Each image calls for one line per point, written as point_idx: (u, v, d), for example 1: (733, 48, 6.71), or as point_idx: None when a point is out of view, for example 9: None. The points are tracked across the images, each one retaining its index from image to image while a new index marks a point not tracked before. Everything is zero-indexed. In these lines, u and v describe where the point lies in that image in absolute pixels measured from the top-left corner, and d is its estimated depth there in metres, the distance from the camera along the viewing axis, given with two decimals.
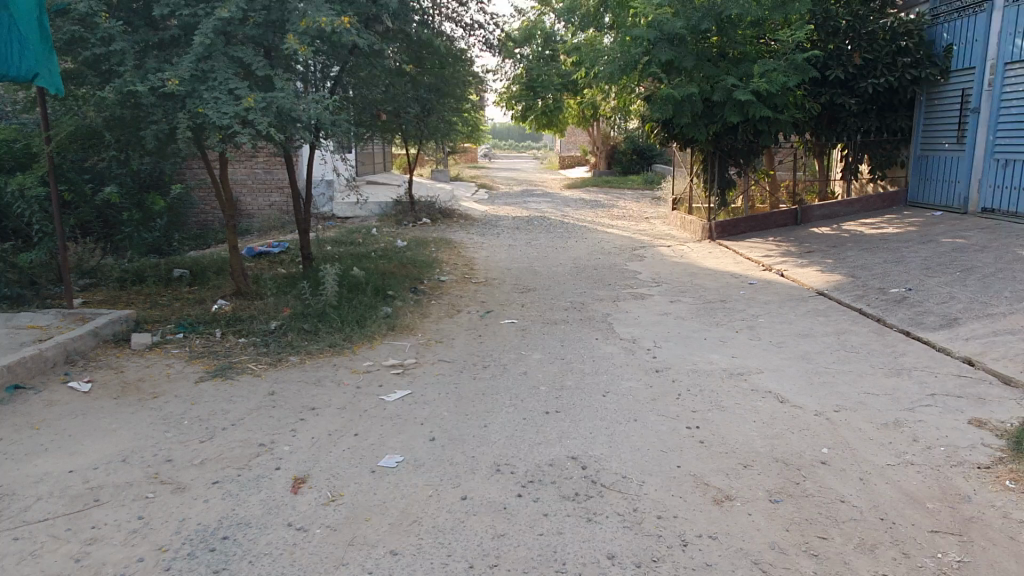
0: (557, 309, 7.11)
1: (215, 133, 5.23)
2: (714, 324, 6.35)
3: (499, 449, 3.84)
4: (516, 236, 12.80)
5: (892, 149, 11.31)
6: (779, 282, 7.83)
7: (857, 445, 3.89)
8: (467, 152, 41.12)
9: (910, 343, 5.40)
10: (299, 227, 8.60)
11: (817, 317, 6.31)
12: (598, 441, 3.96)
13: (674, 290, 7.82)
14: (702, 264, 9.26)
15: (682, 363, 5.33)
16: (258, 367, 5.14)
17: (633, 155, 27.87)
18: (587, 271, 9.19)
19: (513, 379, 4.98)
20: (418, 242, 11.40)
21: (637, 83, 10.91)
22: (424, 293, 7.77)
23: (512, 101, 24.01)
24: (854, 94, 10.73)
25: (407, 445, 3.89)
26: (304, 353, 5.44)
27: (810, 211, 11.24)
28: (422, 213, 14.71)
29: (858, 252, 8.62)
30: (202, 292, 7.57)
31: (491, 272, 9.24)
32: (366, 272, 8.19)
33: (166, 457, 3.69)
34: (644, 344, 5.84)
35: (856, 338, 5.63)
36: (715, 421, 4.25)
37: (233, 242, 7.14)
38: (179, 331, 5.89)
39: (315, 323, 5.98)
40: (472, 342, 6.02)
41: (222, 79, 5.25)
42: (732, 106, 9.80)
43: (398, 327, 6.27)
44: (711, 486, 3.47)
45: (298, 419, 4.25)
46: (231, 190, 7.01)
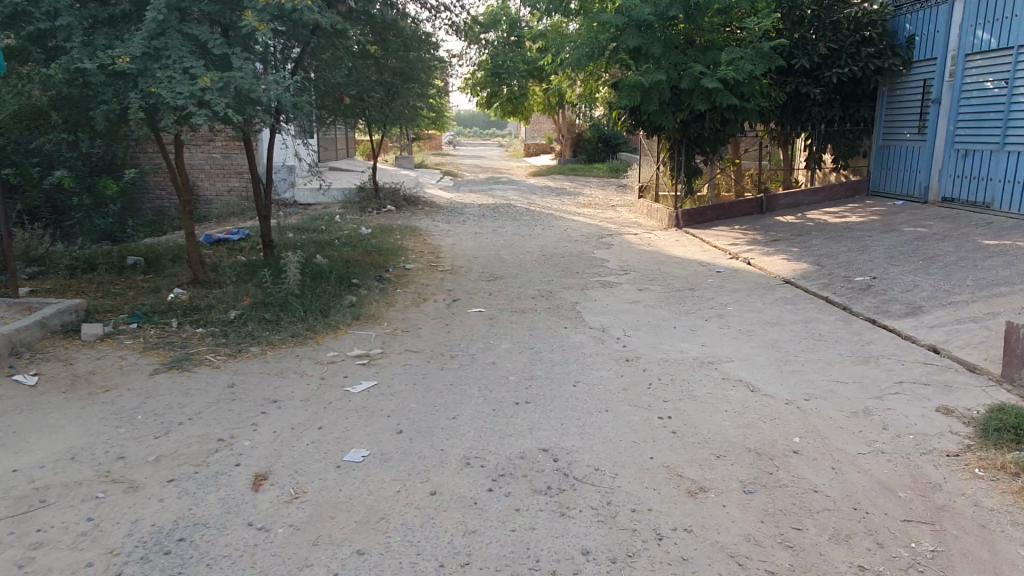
0: (526, 298, 7.02)
1: (170, 114, 5.00)
2: (683, 313, 6.33)
3: (468, 442, 3.74)
4: (482, 224, 12.67)
5: (854, 138, 11.44)
6: (746, 270, 7.84)
7: (829, 434, 3.88)
8: (432, 138, 40.66)
9: (877, 330, 5.43)
10: (260, 214, 8.35)
11: (784, 305, 6.33)
12: (571, 432, 3.88)
13: (642, 278, 7.78)
14: (669, 252, 9.25)
15: (652, 352, 5.28)
16: (217, 358, 4.94)
17: (599, 142, 27.85)
18: (555, 259, 9.12)
19: (481, 369, 4.88)
20: (382, 229, 11.20)
21: (604, 70, 10.83)
22: (390, 282, 7.60)
23: (478, 88, 24.58)
24: (819, 83, 10.80)
25: (373, 438, 3.77)
26: (265, 344, 5.26)
27: (775, 199, 11.30)
28: (386, 200, 14.48)
29: (823, 240, 8.69)
30: (157, 280, 7.30)
31: (457, 261, 9.11)
32: (329, 260, 7.99)
33: (118, 454, 3.50)
34: (614, 333, 5.79)
35: (824, 326, 5.65)
36: (688, 411, 4.20)
37: (190, 229, 6.89)
38: (133, 322, 5.65)
39: (276, 313, 5.79)
40: (440, 331, 5.90)
41: (176, 57, 5.01)
42: (700, 94, 9.78)
43: (363, 316, 6.11)
44: (685, 478, 3.42)
45: (259, 413, 4.08)
46: (187, 174, 6.74)
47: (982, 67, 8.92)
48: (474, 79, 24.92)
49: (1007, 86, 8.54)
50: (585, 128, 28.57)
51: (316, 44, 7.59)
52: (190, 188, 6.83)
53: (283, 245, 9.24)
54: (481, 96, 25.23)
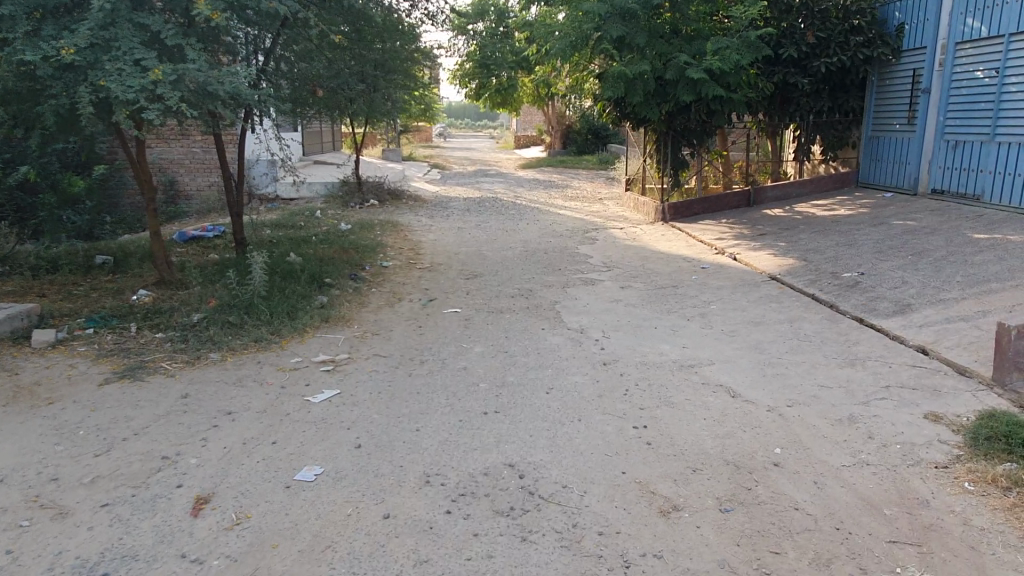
0: (504, 297, 6.80)
1: (121, 109, 4.74)
2: (666, 312, 6.12)
3: (430, 457, 3.52)
4: (467, 218, 12.43)
5: (844, 129, 11.23)
6: (732, 266, 7.64)
7: (812, 444, 3.67)
8: (422, 130, 40.28)
9: (863, 330, 5.24)
10: (232, 211, 8.09)
11: (769, 303, 6.13)
12: (539, 445, 3.67)
13: (625, 275, 7.57)
14: (654, 247, 9.04)
15: (631, 355, 5.07)
16: (172, 365, 4.70)
17: (589, 134, 27.58)
18: (538, 255, 8.90)
19: (451, 375, 4.66)
20: (363, 225, 10.94)
21: (588, 61, 10.59)
22: (365, 281, 7.36)
23: (466, 79, 24.30)
24: (807, 73, 10.58)
25: (329, 454, 3.54)
26: (226, 350, 5.02)
27: (763, 192, 11.10)
28: (369, 194, 14.21)
29: (811, 234, 8.50)
30: (122, 281, 7.04)
31: (438, 257, 8.87)
32: (303, 258, 7.74)
33: (51, 476, 3.29)
34: (593, 334, 5.58)
35: (810, 326, 5.45)
36: (665, 420, 3.99)
37: (155, 228, 6.63)
38: (90, 327, 5.40)
39: (241, 315, 5.55)
40: (412, 334, 5.67)
41: (126, 49, 4.75)
42: (685, 85, 9.55)
43: (333, 318, 5.88)
44: (658, 495, 3.21)
45: (211, 426, 3.86)
46: (149, 171, 6.48)
47: (973, 56, 8.72)
48: (462, 70, 24.61)
49: (998, 76, 8.35)
50: (575, 120, 28.29)
51: (288, 35, 7.35)
52: (153, 185, 6.57)
53: (258, 242, 8.98)
54: (469, 88, 24.94)
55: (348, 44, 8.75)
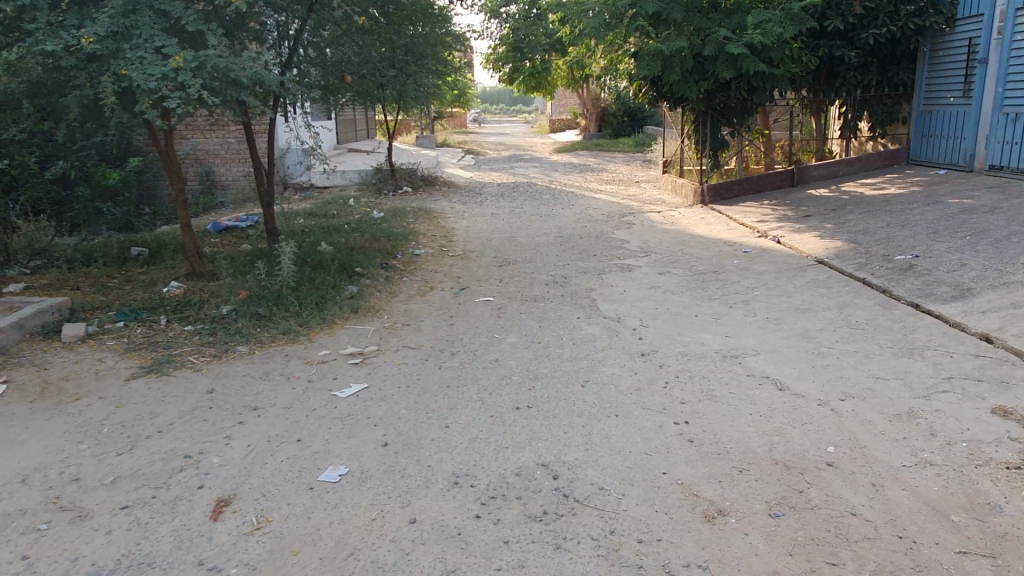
0: (538, 285, 6.60)
1: (143, 99, 4.65)
2: (707, 299, 5.85)
3: (460, 456, 3.36)
4: (500, 204, 12.23)
5: (893, 104, 10.71)
6: (776, 250, 7.31)
7: (868, 442, 3.42)
8: (456, 116, 40.09)
9: (920, 317, 4.92)
10: (262, 200, 8.02)
11: (817, 288, 5.82)
12: (574, 443, 3.48)
13: (663, 260, 7.31)
14: (694, 231, 8.74)
15: (671, 345, 4.84)
16: (200, 359, 4.61)
17: (624, 116, 27.06)
18: (573, 240, 8.67)
19: (483, 368, 4.49)
20: (395, 212, 10.82)
21: (623, 39, 10.26)
22: (396, 270, 7.22)
23: (499, 63, 24.03)
24: (854, 46, 10.11)
25: (355, 452, 3.41)
26: (254, 342, 4.92)
27: (807, 171, 10.67)
28: (402, 181, 14.09)
29: (859, 215, 8.11)
30: (154, 274, 7.03)
31: (470, 244, 8.70)
32: (334, 248, 7.63)
33: (72, 476, 3.22)
34: (630, 323, 5.35)
35: (861, 312, 5.14)
36: (707, 415, 3.77)
37: (185, 219, 6.57)
38: (120, 320, 5.36)
39: (270, 306, 5.46)
40: (443, 324, 5.51)
41: (147, 36, 4.64)
42: (725, 61, 9.17)
43: (362, 309, 5.74)
44: (701, 498, 3.00)
45: (236, 423, 3.75)
46: (177, 161, 6.40)
47: None
48: (495, 54, 24.33)
49: None
50: (610, 102, 27.80)
51: (315, 21, 7.22)
52: (182, 175, 6.50)
53: (290, 231, 8.92)
54: (503, 72, 24.66)
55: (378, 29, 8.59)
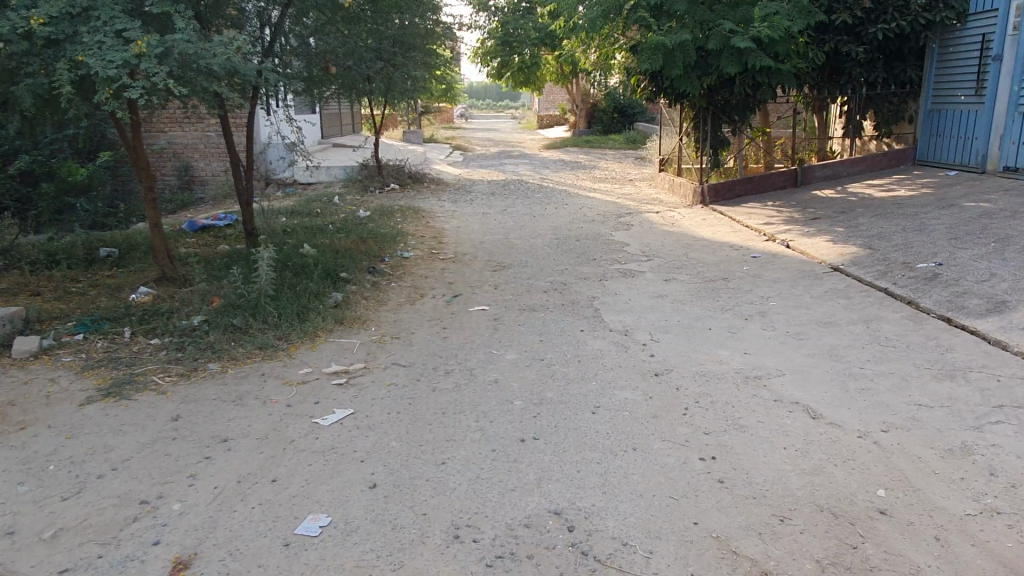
0: (536, 292, 6.17)
1: (104, 88, 4.18)
2: (719, 310, 5.46)
3: (459, 502, 2.92)
4: (492, 203, 11.78)
5: (899, 102, 10.39)
6: (786, 255, 6.94)
7: (922, 485, 3.02)
8: (442, 111, 39.49)
9: (955, 333, 4.54)
10: (241, 199, 7.52)
11: (837, 299, 5.44)
12: (589, 485, 3.05)
13: (667, 265, 6.91)
14: (696, 233, 8.34)
15: (686, 364, 4.44)
16: (166, 379, 4.14)
17: (615, 113, 26.67)
18: (569, 242, 8.25)
19: (481, 390, 4.05)
20: (382, 211, 10.35)
21: (621, 32, 9.85)
22: (384, 275, 6.76)
23: (488, 58, 23.58)
24: (861, 42, 9.78)
25: (339, 496, 2.96)
26: (227, 359, 4.45)
27: (810, 171, 10.31)
28: (390, 178, 13.61)
29: (870, 218, 7.75)
30: (123, 278, 6.53)
31: (461, 246, 8.26)
32: (317, 251, 7.17)
33: (7, 528, 2.75)
34: (639, 337, 4.94)
35: (889, 327, 4.77)
36: (737, 450, 3.35)
37: (155, 219, 6.07)
38: (79, 333, 4.86)
39: (246, 317, 4.99)
40: (435, 336, 5.06)
41: (106, 18, 4.16)
42: (729, 55, 8.77)
43: (348, 320, 5.28)
44: (742, 557, 2.58)
45: (202, 458, 3.29)
46: (146, 156, 5.90)
47: None
48: (484, 48, 23.84)
49: None
50: (600, 98, 27.40)
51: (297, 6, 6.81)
52: (151, 172, 6.00)
53: (271, 232, 8.44)
54: (492, 67, 24.16)
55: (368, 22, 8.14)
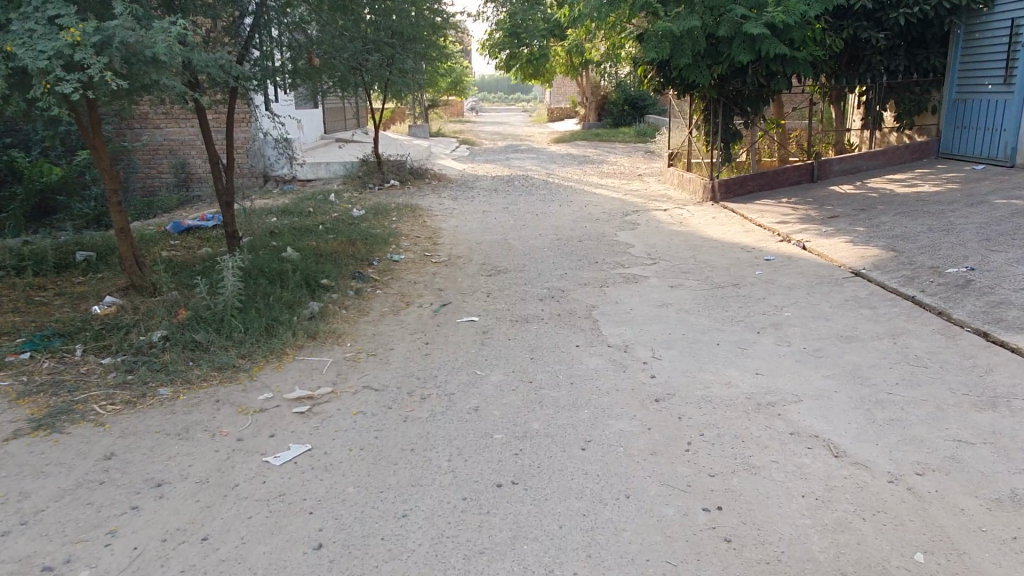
0: (531, 300, 5.70)
1: (38, 83, 3.74)
2: (729, 321, 4.97)
3: (416, 569, 2.48)
4: (494, 200, 11.32)
5: (922, 92, 9.84)
6: (802, 258, 6.43)
7: (966, 547, 2.54)
8: (451, 104, 39.02)
9: (995, 351, 4.04)
10: (221, 200, 7.10)
11: (859, 310, 4.94)
12: (571, 547, 2.59)
13: (674, 269, 6.42)
14: (706, 233, 7.85)
15: (690, 387, 3.96)
16: (107, 407, 3.71)
17: (625, 105, 26.06)
18: (571, 243, 7.79)
19: (459, 421, 3.60)
20: (378, 210, 9.91)
21: (627, 20, 9.35)
22: (370, 280, 6.32)
23: (496, 50, 23.08)
24: (881, 27, 9.24)
25: (276, 562, 2.52)
26: (181, 382, 4.03)
27: (828, 165, 9.75)
28: (389, 174, 13.16)
29: (893, 216, 7.22)
30: (91, 285, 6.14)
31: (457, 248, 7.81)
32: (300, 255, 6.74)
33: None
34: (639, 354, 4.47)
35: (919, 344, 4.27)
36: (746, 499, 2.88)
37: (120, 224, 5.65)
38: (25, 351, 4.46)
39: (208, 333, 4.57)
40: (415, 353, 4.60)
41: (38, 3, 3.72)
42: (741, 42, 8.24)
43: (321, 335, 4.84)
44: None
45: (127, 509, 2.86)
46: (109, 155, 5.41)
47: None
48: (492, 40, 23.33)
49: None
50: (610, 90, 26.80)
51: None
52: (115, 172, 5.52)
53: (256, 233, 8.03)
54: (500, 59, 23.62)
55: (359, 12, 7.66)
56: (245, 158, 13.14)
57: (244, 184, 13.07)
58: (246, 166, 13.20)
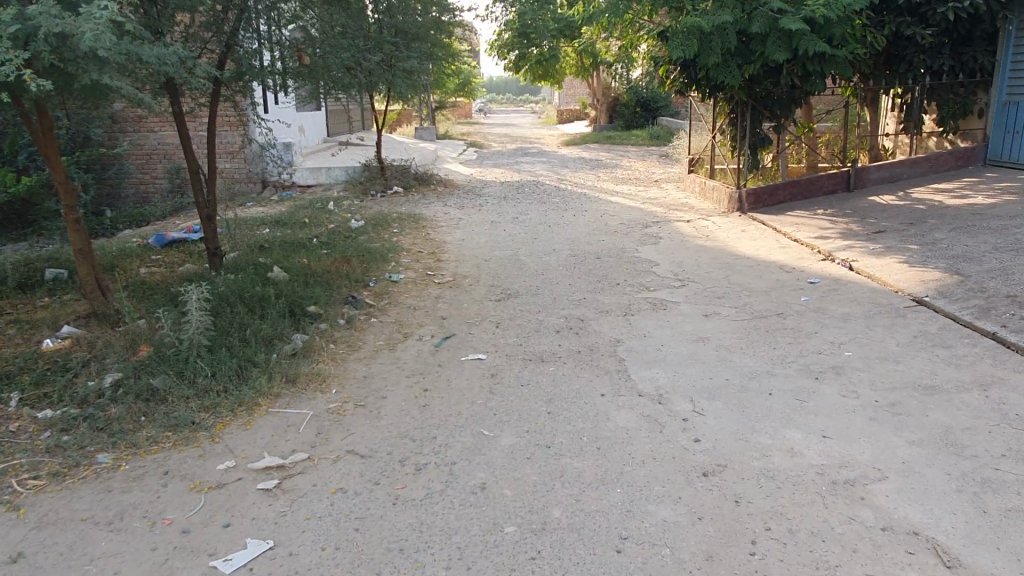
0: (547, 333, 4.98)
1: None
2: (780, 363, 4.24)
3: None
4: (503, 209, 10.61)
5: (966, 94, 9.22)
6: (852, 281, 5.69)
7: None
8: (459, 106, 38.37)
9: None
10: (202, 213, 6.42)
11: (934, 350, 4.21)
12: None
13: (706, 294, 5.70)
14: (738, 249, 7.11)
15: (744, 456, 3.23)
16: (26, 484, 3.03)
17: (638, 107, 25.30)
18: (588, 260, 7.07)
19: (460, 506, 2.88)
20: (378, 221, 9.22)
21: (648, 16, 8.64)
22: (364, 306, 5.61)
23: (505, 50, 22.40)
24: (926, 24, 8.58)
25: None
26: (124, 446, 3.33)
27: (865, 173, 9.01)
28: (393, 180, 12.45)
29: (949, 233, 6.48)
30: (50, 311, 5.46)
31: (462, 266, 7.11)
32: (288, 275, 6.05)
33: None
34: (678, 407, 3.74)
35: (1018, 399, 3.54)
36: None
37: (78, 244, 4.97)
38: None
39: (168, 377, 3.87)
40: (410, 405, 3.87)
41: None
42: (776, 40, 7.52)
43: (303, 378, 4.13)
44: None
45: None
46: (65, 167, 4.73)
47: None
48: (501, 40, 22.67)
49: None
50: (622, 91, 26.04)
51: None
52: (72, 187, 4.84)
53: (243, 248, 7.34)
54: (509, 59, 22.90)
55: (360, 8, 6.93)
56: (241, 164, 12.49)
57: (240, 191, 12.41)
58: (243, 171, 12.54)
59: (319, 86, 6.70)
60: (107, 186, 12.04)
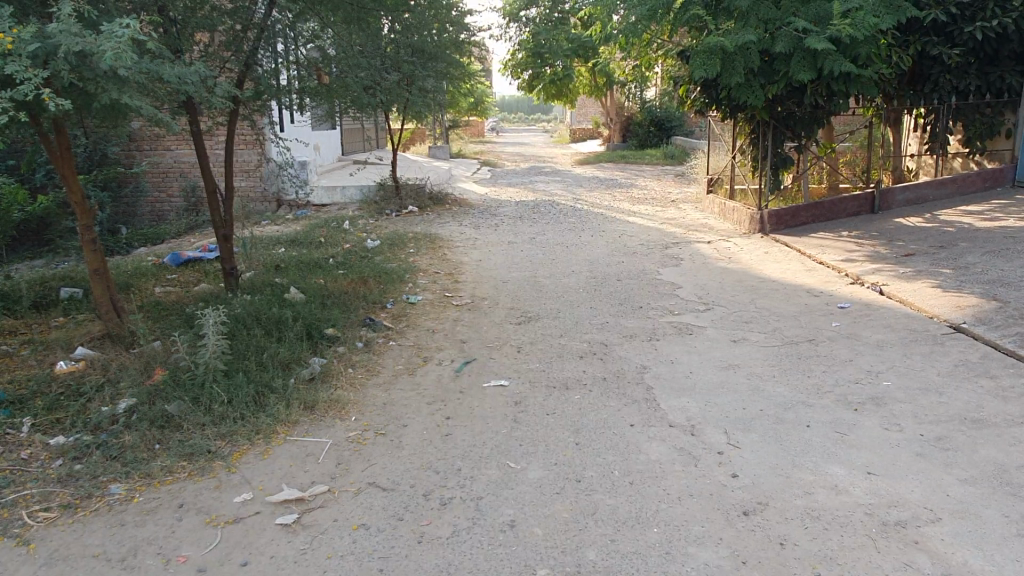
0: (571, 359, 4.84)
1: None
2: (816, 393, 4.08)
3: None
4: (520, 228, 10.51)
5: (993, 114, 9.09)
6: (885, 306, 5.52)
7: None
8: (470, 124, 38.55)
9: None
10: (218, 232, 6.32)
11: (978, 380, 4.04)
12: None
13: (733, 318, 5.54)
14: (763, 271, 6.96)
15: (786, 494, 3.06)
16: (37, 516, 2.93)
17: (652, 125, 25.20)
18: (608, 283, 6.93)
19: (489, 546, 2.72)
20: (394, 241, 9.12)
21: (668, 35, 8.61)
22: (382, 329, 5.48)
23: (519, 69, 22.48)
24: (953, 43, 8.53)
25: None
26: (138, 477, 3.20)
27: (890, 194, 8.85)
28: (408, 199, 12.35)
29: (983, 257, 6.31)
30: (65, 331, 5.36)
31: (479, 287, 7.00)
32: (306, 296, 5.95)
33: None
34: (713, 440, 3.57)
35: None
36: None
37: (94, 264, 4.86)
38: None
39: (184, 404, 3.75)
40: (433, 434, 3.73)
41: None
42: (802, 59, 7.40)
43: (322, 405, 3.99)
44: None
45: None
46: (81, 187, 4.63)
47: None
48: (515, 60, 22.77)
49: None
50: (635, 110, 25.99)
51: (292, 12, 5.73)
52: (87, 205, 4.74)
53: (259, 269, 7.25)
54: (523, 79, 23.00)
55: (388, 26, 6.70)
56: (257, 183, 12.49)
57: (256, 209, 12.39)
58: (259, 190, 12.53)
59: (332, 108, 6.50)
60: (124, 204, 12.07)
